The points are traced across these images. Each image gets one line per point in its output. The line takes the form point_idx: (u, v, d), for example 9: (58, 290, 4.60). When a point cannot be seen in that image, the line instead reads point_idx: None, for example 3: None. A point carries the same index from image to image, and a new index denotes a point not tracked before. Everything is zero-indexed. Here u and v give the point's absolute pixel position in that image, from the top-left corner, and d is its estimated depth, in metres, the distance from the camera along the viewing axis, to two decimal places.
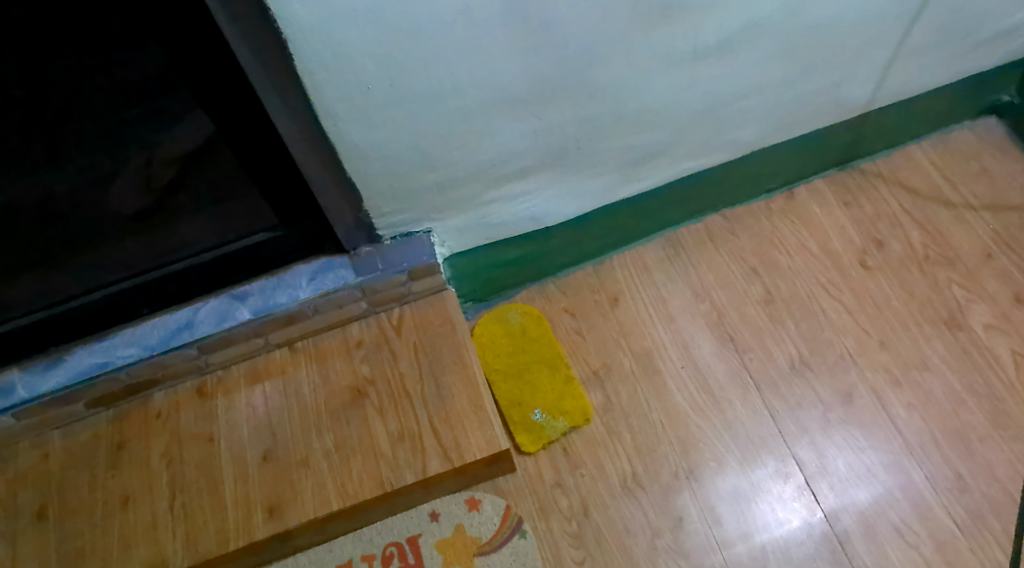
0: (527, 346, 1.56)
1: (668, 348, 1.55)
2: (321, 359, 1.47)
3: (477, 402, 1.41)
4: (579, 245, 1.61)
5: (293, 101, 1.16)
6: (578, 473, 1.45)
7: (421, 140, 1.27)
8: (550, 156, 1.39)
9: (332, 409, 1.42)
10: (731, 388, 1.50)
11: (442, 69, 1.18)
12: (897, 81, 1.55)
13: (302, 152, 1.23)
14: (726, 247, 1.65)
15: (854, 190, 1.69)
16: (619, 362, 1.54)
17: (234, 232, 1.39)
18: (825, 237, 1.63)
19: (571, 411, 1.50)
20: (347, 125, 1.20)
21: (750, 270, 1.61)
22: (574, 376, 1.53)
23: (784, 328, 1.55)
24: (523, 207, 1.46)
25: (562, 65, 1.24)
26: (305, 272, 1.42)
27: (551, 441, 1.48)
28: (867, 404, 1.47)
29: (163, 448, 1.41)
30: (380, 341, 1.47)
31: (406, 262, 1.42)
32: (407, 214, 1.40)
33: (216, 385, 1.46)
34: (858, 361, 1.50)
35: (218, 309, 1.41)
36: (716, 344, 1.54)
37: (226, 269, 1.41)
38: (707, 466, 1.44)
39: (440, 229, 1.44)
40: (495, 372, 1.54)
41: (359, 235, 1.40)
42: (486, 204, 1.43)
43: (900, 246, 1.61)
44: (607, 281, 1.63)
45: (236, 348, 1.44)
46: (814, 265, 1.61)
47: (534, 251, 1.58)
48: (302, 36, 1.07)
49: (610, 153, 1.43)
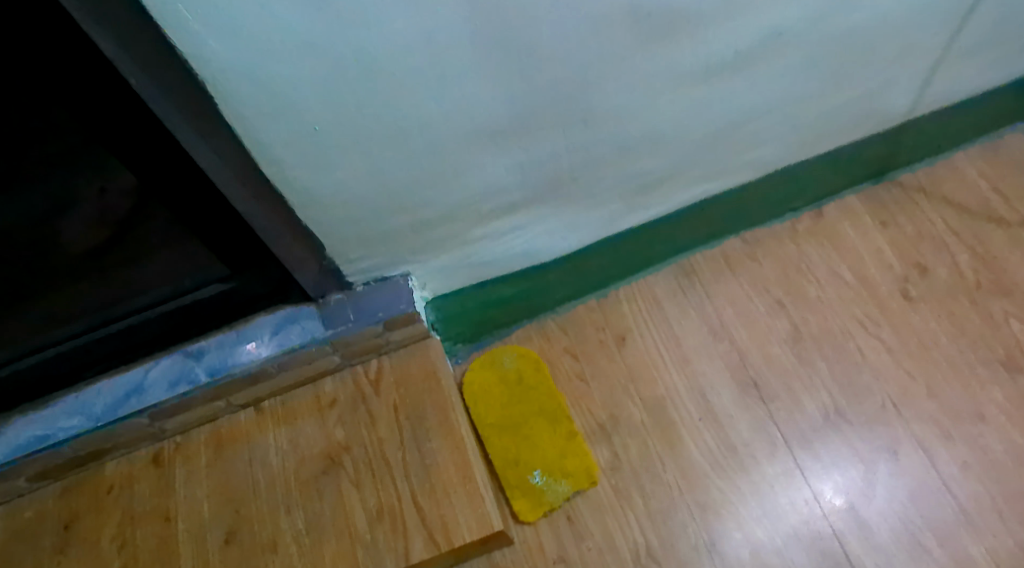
0: (524, 396, 1.38)
1: (684, 396, 1.37)
2: (290, 421, 1.30)
3: (466, 472, 1.24)
4: (581, 278, 1.42)
5: (230, 153, 0.99)
6: (584, 545, 1.29)
7: (388, 180, 1.10)
8: (542, 189, 1.21)
9: (302, 481, 1.25)
10: (757, 444, 1.33)
11: (406, 104, 1.00)
12: (938, 88, 1.36)
13: (245, 204, 1.05)
14: (747, 275, 1.45)
15: (891, 206, 1.48)
16: (627, 414, 1.37)
17: (187, 279, 1.21)
18: (860, 263, 1.44)
19: (575, 473, 1.33)
20: (297, 170, 1.04)
21: (774, 302, 1.42)
22: (578, 431, 1.36)
23: (816, 372, 1.37)
24: (514, 243, 1.29)
25: (550, 89, 1.05)
26: (268, 325, 1.26)
27: (553, 508, 1.32)
28: (913, 462, 1.29)
29: (114, 527, 1.25)
30: (356, 399, 1.31)
31: (381, 311, 1.25)
32: (379, 259, 1.24)
33: (174, 452, 1.30)
34: (903, 412, 1.33)
35: (171, 370, 1.25)
36: (738, 392, 1.37)
37: (180, 323, 1.24)
38: (731, 537, 1.28)
39: (419, 271, 1.28)
40: (488, 428, 1.36)
41: (325, 281, 1.24)
42: (471, 243, 1.26)
43: (945, 273, 1.41)
44: (613, 318, 1.44)
45: (192, 412, 1.28)
46: (848, 297, 1.41)
47: (531, 289, 1.40)
48: (223, 73, 0.90)
49: (612, 181, 1.25)
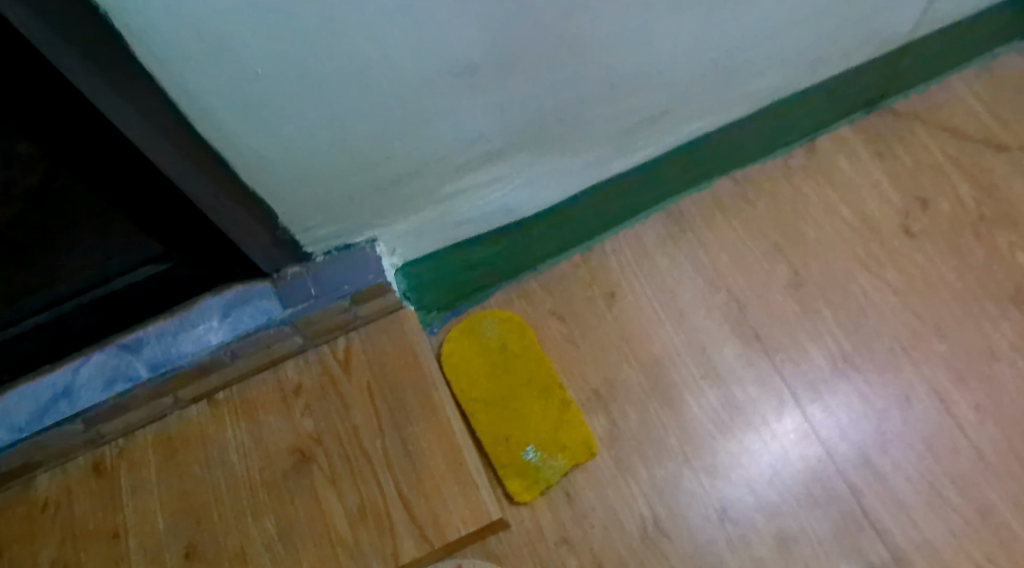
0: (511, 366, 1.26)
1: (682, 354, 1.28)
2: (250, 413, 1.15)
3: (455, 459, 1.11)
4: (564, 232, 1.29)
5: (157, 115, 0.82)
6: (586, 523, 1.21)
7: (349, 134, 0.93)
8: (525, 134, 1.05)
9: (270, 481, 1.11)
10: (763, 401, 1.25)
11: (368, 40, 0.83)
12: (941, 6, 1.24)
13: (183, 174, 0.89)
14: (740, 219, 1.34)
15: (887, 136, 1.38)
16: (623, 377, 1.27)
17: (114, 262, 1.03)
18: (858, 199, 1.34)
19: (572, 446, 1.23)
20: (241, 130, 0.86)
21: (771, 246, 1.32)
22: (571, 399, 1.25)
23: (820, 320, 1.28)
24: (491, 197, 1.14)
25: (538, 18, 0.89)
26: (215, 308, 1.08)
27: (549, 486, 1.22)
28: (926, 408, 1.23)
29: (53, 551, 1.08)
30: (324, 384, 1.16)
31: (347, 284, 1.09)
32: (341, 225, 1.06)
33: (117, 458, 1.14)
34: (912, 355, 1.26)
35: (105, 367, 1.07)
36: (739, 345, 1.28)
37: (111, 312, 1.07)
38: (742, 502, 1.21)
39: (386, 236, 1.12)
40: (474, 403, 1.24)
41: (280, 256, 1.06)
42: (445, 200, 1.10)
43: (948, 205, 1.33)
44: (601, 274, 1.33)
45: (135, 413, 1.11)
46: (848, 236, 1.32)
47: (510, 247, 1.26)
48: (133, 2, 0.71)
49: (601, 121, 1.10)
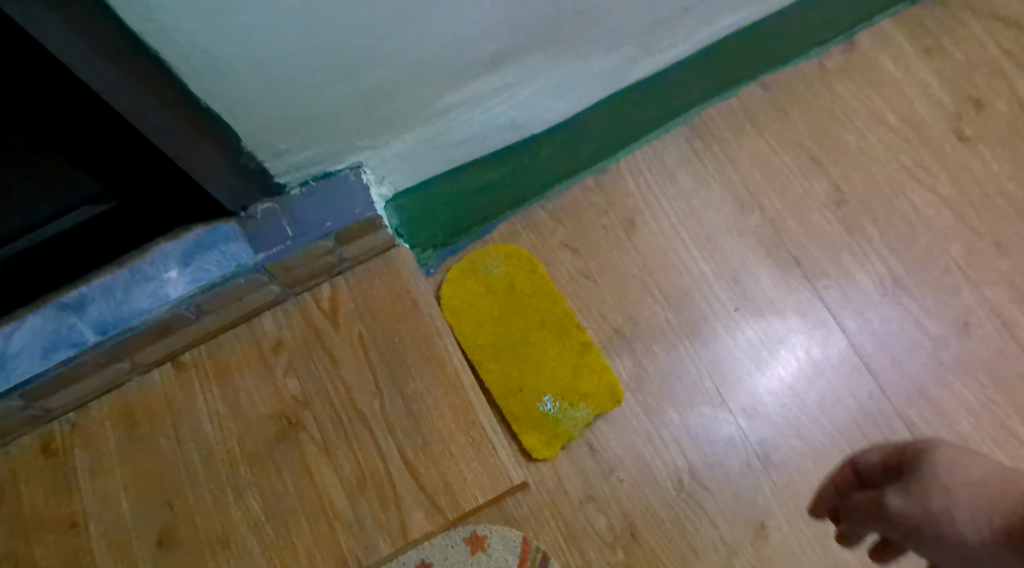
0: (520, 307, 1.11)
1: (714, 286, 1.13)
2: (224, 375, 0.98)
3: (466, 417, 0.96)
4: (576, 151, 1.12)
5: (76, 12, 0.63)
6: (615, 479, 1.07)
7: (325, 30, 0.71)
8: (538, 28, 0.85)
9: (252, 454, 0.95)
10: (806, 334, 1.11)
11: None
12: None
13: (118, 91, 0.70)
14: (772, 130, 1.18)
15: (934, 29, 1.21)
16: (648, 314, 1.12)
17: (43, 207, 0.84)
18: (904, 103, 1.18)
19: (594, 393, 1.09)
20: (185, 29, 0.65)
21: (808, 160, 1.17)
22: (591, 341, 1.11)
23: (866, 240, 1.14)
24: (498, 111, 0.95)
25: None
26: (172, 255, 0.90)
27: (570, 439, 1.08)
28: (988, 333, 1.10)
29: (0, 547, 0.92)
30: (309, 337, 0.99)
31: (329, 220, 0.91)
32: (318, 149, 0.86)
33: (70, 435, 0.97)
34: (970, 275, 1.12)
35: (42, 332, 0.89)
36: (777, 272, 1.13)
37: (44, 268, 0.88)
38: (787, 447, 1.08)
39: (372, 160, 0.92)
40: (480, 350, 1.09)
41: (247, 189, 0.87)
42: (440, 114, 0.90)
43: (1004, 104, 1.17)
44: (617, 198, 1.16)
45: (86, 382, 0.94)
46: (895, 145, 1.17)
47: (516, 171, 1.09)
48: None
49: (627, 13, 0.91)
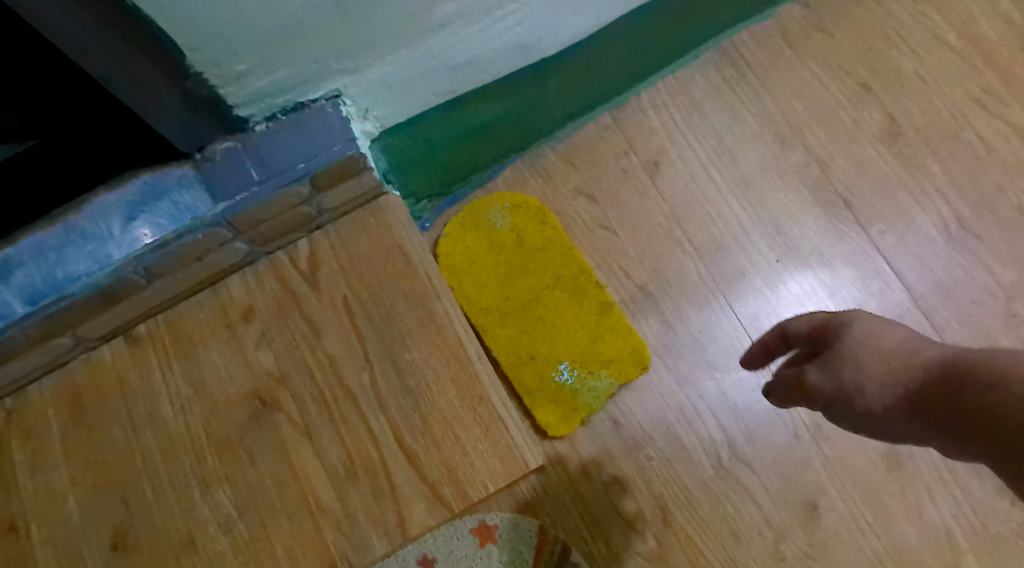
0: (530, 263, 0.96)
1: (751, 233, 0.98)
2: (186, 349, 0.84)
3: (472, 391, 0.82)
4: (591, 80, 0.97)
5: None
6: (644, 457, 0.93)
7: None
8: None
9: (221, 439, 0.81)
10: (860, 285, 0.97)
11: None
12: None
13: None
14: (815, 54, 1.03)
15: None
16: (677, 268, 0.98)
17: None
18: (966, 20, 1.03)
19: (618, 359, 0.94)
20: None
21: (857, 87, 1.01)
22: (613, 300, 0.96)
23: (926, 177, 0.99)
24: (502, 26, 0.79)
25: None
26: (115, 207, 0.73)
27: (591, 413, 0.94)
28: None
29: None
30: (284, 302, 0.85)
31: (302, 161, 0.76)
32: (285, 73, 0.70)
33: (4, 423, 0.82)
34: None
35: None
36: (824, 216, 0.98)
37: None
38: None
39: (353, 89, 0.76)
40: (485, 314, 0.94)
41: (200, 125, 0.70)
42: (434, 28, 0.74)
43: None
44: (637, 136, 1.01)
45: (20, 361, 0.79)
46: (957, 68, 1.01)
47: (522, 103, 0.93)
48: None
49: None
